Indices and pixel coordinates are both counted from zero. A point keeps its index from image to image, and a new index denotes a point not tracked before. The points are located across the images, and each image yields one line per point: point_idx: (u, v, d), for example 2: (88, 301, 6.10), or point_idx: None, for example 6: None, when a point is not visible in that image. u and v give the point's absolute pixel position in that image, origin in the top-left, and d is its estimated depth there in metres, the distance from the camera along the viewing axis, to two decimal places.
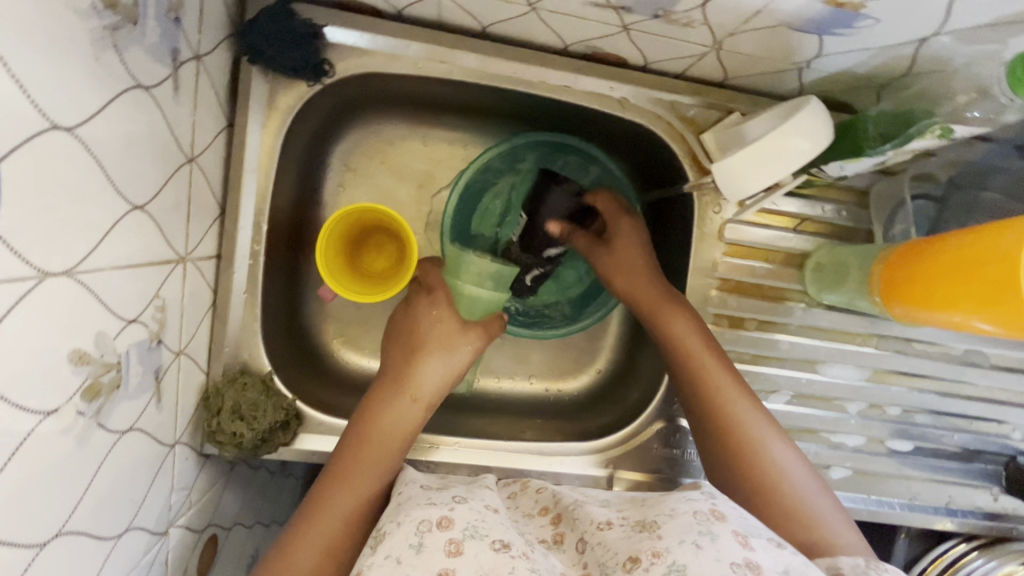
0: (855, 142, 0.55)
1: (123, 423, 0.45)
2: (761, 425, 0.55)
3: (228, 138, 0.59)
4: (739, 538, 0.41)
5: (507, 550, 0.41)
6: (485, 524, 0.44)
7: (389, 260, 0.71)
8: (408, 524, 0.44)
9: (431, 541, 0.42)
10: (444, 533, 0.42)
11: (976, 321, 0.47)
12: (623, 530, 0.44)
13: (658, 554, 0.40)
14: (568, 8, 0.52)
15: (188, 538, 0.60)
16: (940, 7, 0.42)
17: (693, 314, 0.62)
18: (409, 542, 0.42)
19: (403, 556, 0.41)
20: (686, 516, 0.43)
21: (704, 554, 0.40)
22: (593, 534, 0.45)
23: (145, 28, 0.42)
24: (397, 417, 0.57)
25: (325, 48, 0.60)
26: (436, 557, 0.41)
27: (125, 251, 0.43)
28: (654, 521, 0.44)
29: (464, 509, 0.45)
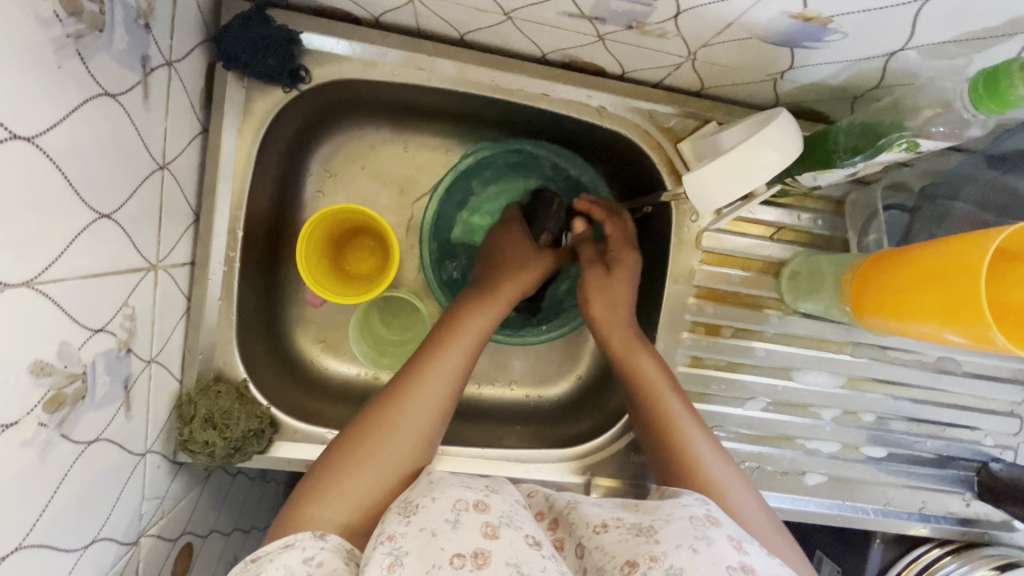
0: (830, 154, 0.56)
1: (89, 434, 0.45)
2: (716, 459, 0.55)
3: (203, 143, 0.59)
4: (733, 542, 0.42)
5: (539, 548, 0.42)
6: (518, 517, 0.45)
7: (361, 241, 0.72)
8: (443, 501, 0.44)
9: (468, 520, 0.43)
10: (480, 515, 0.43)
11: (946, 333, 0.47)
12: (620, 534, 0.45)
13: (656, 558, 0.41)
14: (544, 18, 0.52)
15: (161, 547, 0.59)
16: (904, 23, 0.42)
17: (655, 353, 0.62)
18: (444, 517, 0.43)
19: (439, 529, 0.42)
20: (683, 521, 0.44)
21: (700, 558, 0.40)
22: (590, 538, 0.46)
23: (112, 35, 0.42)
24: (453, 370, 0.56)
25: (302, 54, 0.59)
26: (472, 536, 0.41)
27: (90, 260, 0.42)
28: (652, 526, 0.44)
29: (499, 499, 0.47)
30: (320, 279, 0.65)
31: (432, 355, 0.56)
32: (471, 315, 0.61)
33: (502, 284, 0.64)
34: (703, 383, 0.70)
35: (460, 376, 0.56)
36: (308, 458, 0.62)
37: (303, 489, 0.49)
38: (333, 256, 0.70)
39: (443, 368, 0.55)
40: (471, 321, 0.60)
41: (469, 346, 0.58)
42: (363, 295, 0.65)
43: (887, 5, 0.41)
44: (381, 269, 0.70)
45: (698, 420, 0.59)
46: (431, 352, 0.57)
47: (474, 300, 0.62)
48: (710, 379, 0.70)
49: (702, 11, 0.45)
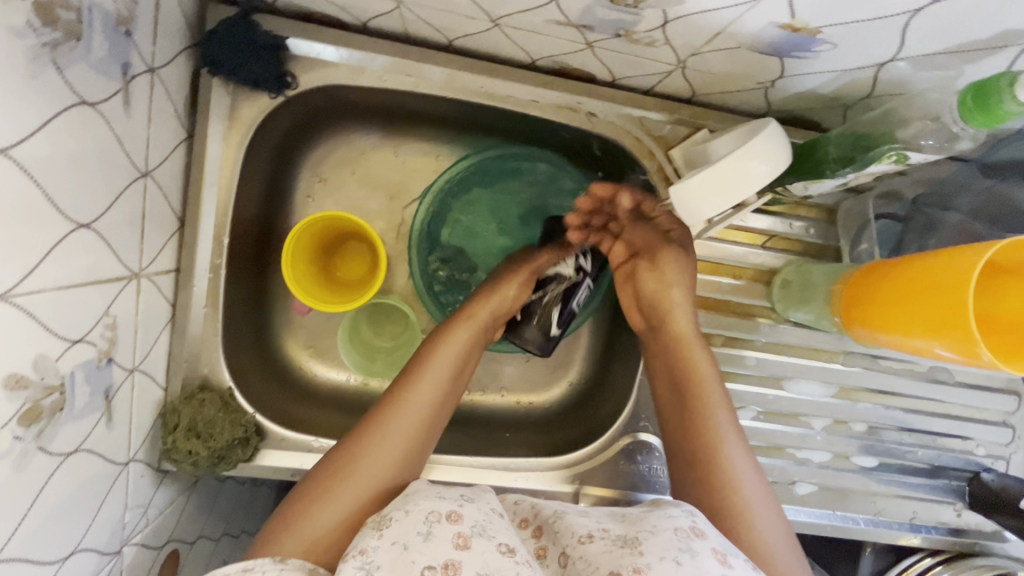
0: (821, 163, 0.55)
1: (68, 445, 0.44)
2: (750, 482, 0.52)
3: (188, 149, 0.58)
4: (718, 556, 0.42)
5: (512, 555, 0.42)
6: (492, 526, 0.44)
7: (349, 245, 0.71)
8: (416, 514, 0.44)
9: (440, 532, 0.42)
10: (453, 526, 0.43)
11: (936, 347, 0.46)
12: (605, 544, 0.44)
13: (638, 570, 0.40)
14: (532, 25, 0.51)
15: (145, 555, 0.59)
16: (892, 35, 0.42)
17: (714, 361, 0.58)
18: (416, 530, 0.42)
19: (410, 542, 0.41)
20: (667, 533, 0.44)
21: (684, 570, 0.40)
22: (575, 547, 0.46)
23: (91, 43, 0.41)
24: (428, 394, 0.56)
25: (288, 59, 0.59)
26: (444, 548, 0.41)
27: (68, 271, 0.42)
28: (636, 537, 0.44)
29: (473, 508, 0.46)
30: (304, 285, 0.64)
31: (409, 383, 0.57)
32: (448, 342, 0.60)
33: (479, 312, 0.64)
34: None
35: (435, 406, 0.56)
36: (295, 466, 0.61)
37: (279, 515, 0.49)
38: (323, 262, 0.69)
39: (419, 396, 0.56)
40: (447, 350, 0.60)
41: (445, 375, 0.58)
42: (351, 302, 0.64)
43: (877, 16, 0.40)
44: (371, 275, 0.70)
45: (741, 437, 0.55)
46: (409, 380, 0.57)
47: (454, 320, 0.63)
48: None
49: (689, 20, 0.45)
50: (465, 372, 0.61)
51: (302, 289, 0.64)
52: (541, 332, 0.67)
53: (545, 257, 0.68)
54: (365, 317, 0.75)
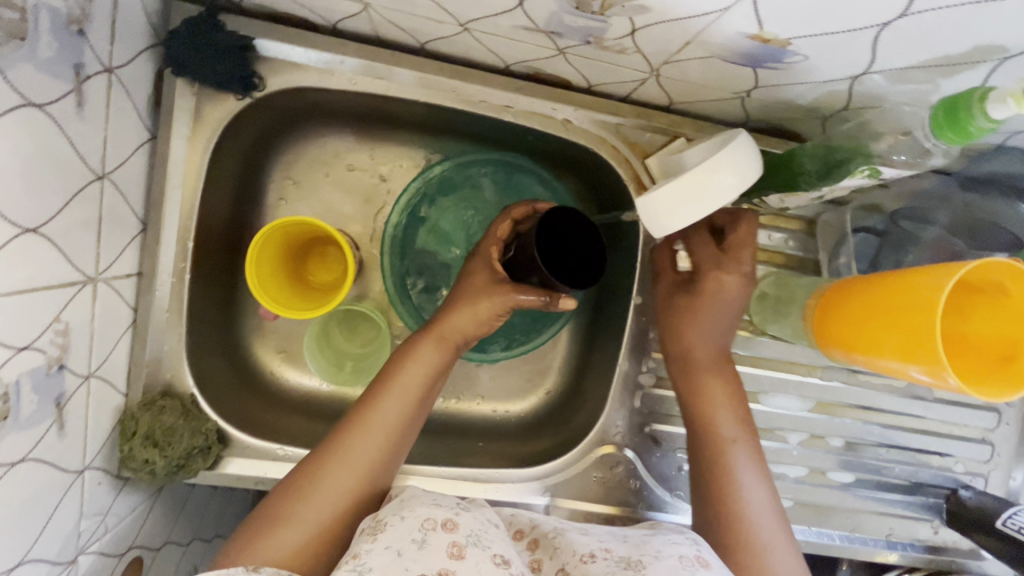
0: (796, 174, 0.54)
1: (13, 455, 0.43)
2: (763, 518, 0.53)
3: (152, 151, 0.57)
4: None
5: (507, 566, 0.42)
6: (488, 536, 0.44)
7: (323, 250, 0.70)
8: (412, 520, 0.44)
9: (434, 540, 0.42)
10: (447, 535, 0.42)
11: (911, 370, 0.44)
12: (607, 565, 0.43)
13: None
14: (500, 30, 0.50)
15: (103, 563, 0.58)
16: (864, 50, 0.41)
17: (743, 406, 0.59)
18: (411, 537, 0.42)
19: (404, 549, 0.41)
20: (671, 559, 0.43)
21: None
22: (575, 566, 0.44)
23: (37, 43, 0.40)
24: (396, 408, 0.55)
25: (256, 60, 0.58)
26: (438, 557, 0.40)
27: (13, 276, 0.41)
28: (640, 560, 0.43)
29: (469, 517, 0.46)
30: (274, 291, 0.63)
31: (376, 398, 0.55)
32: (419, 352, 0.58)
33: (452, 332, 0.58)
34: (667, 404, 0.68)
35: (404, 418, 0.55)
36: (258, 474, 0.60)
37: (243, 532, 0.49)
38: (294, 266, 0.68)
39: (387, 410, 0.55)
40: (418, 362, 0.57)
41: (415, 388, 0.56)
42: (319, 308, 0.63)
43: (847, 29, 0.38)
44: (343, 279, 0.69)
45: (760, 464, 0.56)
46: (375, 394, 0.56)
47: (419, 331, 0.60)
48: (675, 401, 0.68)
49: (657, 29, 0.43)
50: (438, 384, 0.59)
51: (271, 294, 0.63)
52: None
53: (529, 298, 0.55)
54: (338, 322, 0.74)
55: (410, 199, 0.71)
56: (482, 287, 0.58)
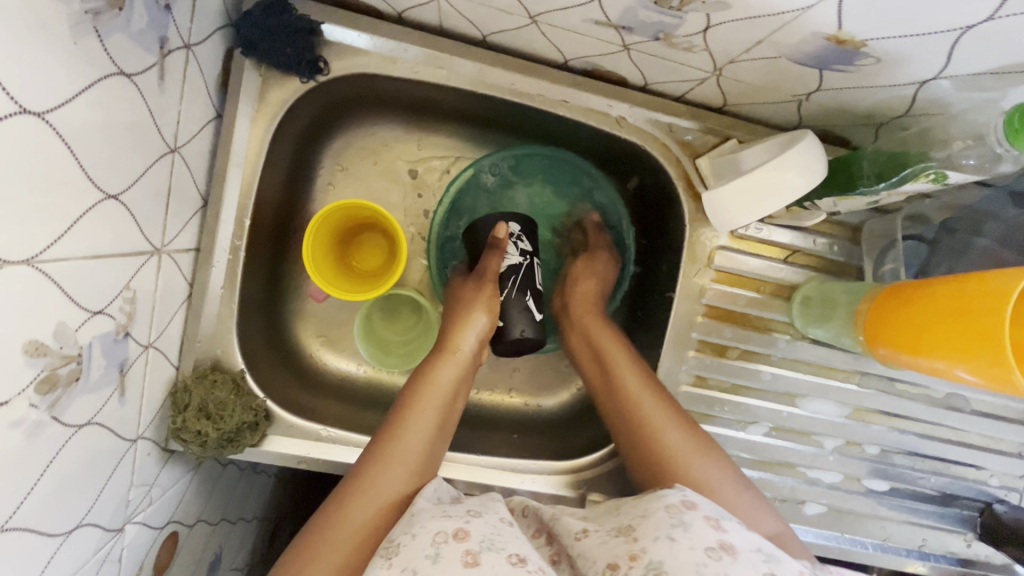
0: (853, 178, 0.56)
1: (81, 417, 0.44)
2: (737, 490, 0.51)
3: (216, 129, 0.58)
4: (711, 522, 0.40)
5: (523, 565, 0.39)
6: (501, 538, 0.41)
7: (362, 237, 0.71)
8: (423, 536, 0.41)
9: (448, 552, 0.39)
10: (460, 544, 0.40)
11: (959, 371, 0.46)
12: (601, 536, 0.43)
13: (635, 557, 0.39)
14: (570, 24, 0.51)
15: (146, 535, 0.58)
16: (939, 53, 0.41)
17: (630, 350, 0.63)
18: (425, 553, 0.40)
19: (419, 567, 0.39)
20: (659, 512, 0.42)
21: (679, 545, 0.38)
22: (572, 546, 0.44)
23: (131, 14, 0.41)
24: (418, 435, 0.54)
25: (322, 45, 0.59)
26: (452, 567, 0.38)
27: (94, 241, 0.42)
28: (630, 524, 0.42)
29: (480, 522, 0.43)
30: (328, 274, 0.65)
31: (399, 428, 0.54)
32: (443, 363, 0.61)
33: (460, 343, 0.63)
34: (707, 404, 0.68)
35: (429, 445, 0.55)
36: (300, 453, 0.61)
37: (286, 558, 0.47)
38: (340, 252, 0.69)
39: (421, 418, 0.56)
40: (442, 370, 0.60)
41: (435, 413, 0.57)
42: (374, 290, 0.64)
43: (928, 31, 0.39)
44: (389, 262, 0.70)
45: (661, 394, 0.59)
46: (409, 410, 0.56)
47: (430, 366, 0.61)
48: (713, 401, 0.68)
49: (732, 27, 0.44)
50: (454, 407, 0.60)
51: (324, 277, 0.64)
52: (527, 322, 0.63)
53: (490, 263, 0.64)
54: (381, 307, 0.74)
55: (461, 185, 0.72)
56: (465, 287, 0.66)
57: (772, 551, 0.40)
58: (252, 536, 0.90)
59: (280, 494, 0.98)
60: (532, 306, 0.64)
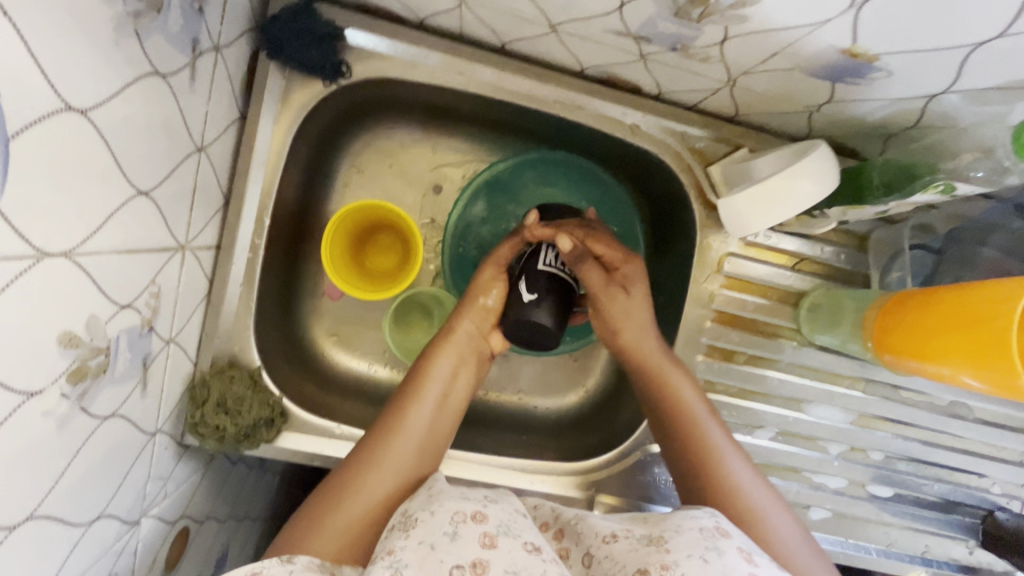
0: (863, 189, 0.57)
1: (106, 408, 0.45)
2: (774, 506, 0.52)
3: (239, 130, 0.59)
4: (744, 554, 0.39)
5: (538, 553, 0.40)
6: (517, 525, 0.42)
7: (376, 237, 0.72)
8: (442, 514, 0.42)
9: (465, 531, 0.40)
10: (478, 525, 0.40)
11: (964, 377, 0.47)
12: (630, 543, 0.42)
13: (667, 566, 0.38)
14: (589, 33, 0.53)
15: (160, 529, 0.59)
16: (949, 68, 0.43)
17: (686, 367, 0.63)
18: (442, 530, 0.40)
19: (437, 542, 0.39)
20: (692, 532, 0.41)
21: (711, 568, 0.37)
22: (599, 547, 0.43)
23: (168, 16, 0.42)
24: (422, 419, 0.55)
25: (344, 49, 0.60)
26: (470, 547, 0.38)
27: (126, 236, 0.43)
28: (662, 536, 0.41)
29: (497, 508, 0.44)
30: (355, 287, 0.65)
31: (403, 409, 0.55)
32: (443, 346, 0.61)
33: (460, 328, 0.63)
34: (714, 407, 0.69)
35: (433, 428, 0.56)
36: (314, 450, 0.62)
37: (295, 524, 0.49)
38: (355, 251, 0.70)
39: (426, 401, 0.56)
40: (444, 356, 0.60)
41: (439, 397, 0.58)
42: (395, 288, 0.66)
43: (939, 47, 0.40)
44: (404, 260, 0.71)
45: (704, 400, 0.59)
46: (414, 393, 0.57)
47: (434, 346, 0.62)
48: (721, 405, 0.69)
49: (748, 40, 0.46)
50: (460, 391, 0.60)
51: (343, 278, 0.65)
52: (523, 310, 0.58)
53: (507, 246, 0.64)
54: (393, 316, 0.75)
55: (475, 189, 0.74)
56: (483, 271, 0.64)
57: None
58: (258, 535, 0.90)
59: (285, 494, 0.99)
60: (523, 288, 0.59)
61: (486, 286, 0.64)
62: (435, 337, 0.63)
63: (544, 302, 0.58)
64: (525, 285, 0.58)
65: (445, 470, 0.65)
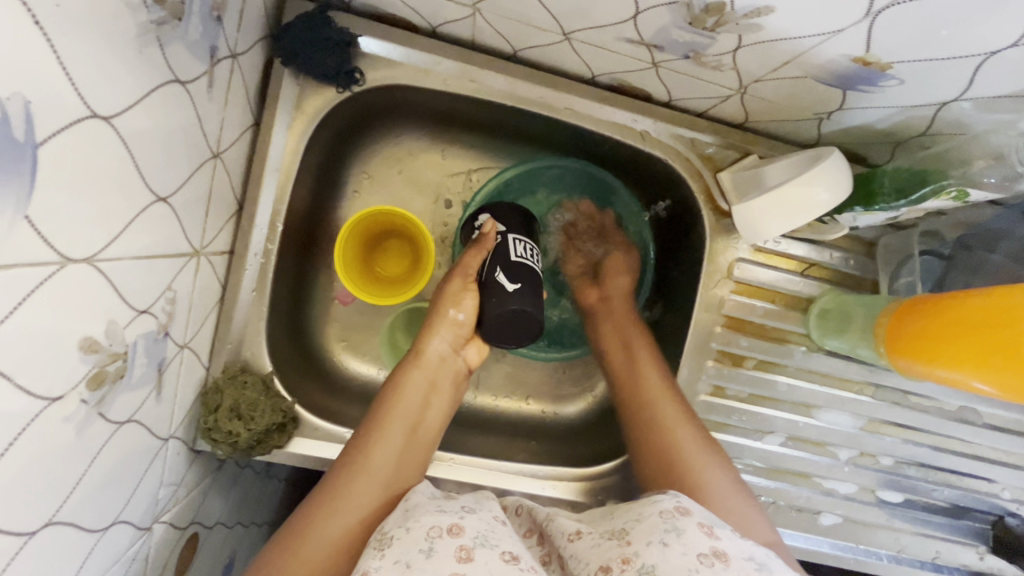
0: (872, 195, 0.57)
1: (123, 414, 0.45)
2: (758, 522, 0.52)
3: (253, 136, 0.60)
4: (704, 529, 0.40)
5: (516, 562, 0.39)
6: (495, 534, 0.41)
7: (383, 243, 0.72)
8: (418, 530, 0.41)
9: (441, 547, 0.39)
10: (454, 539, 0.40)
11: (975, 382, 0.48)
12: (593, 539, 0.43)
13: (627, 560, 0.38)
14: (602, 41, 0.53)
15: (171, 534, 0.59)
16: (961, 77, 0.43)
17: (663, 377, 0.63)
18: (419, 547, 0.39)
19: (413, 560, 0.38)
20: (652, 517, 0.41)
21: (671, 550, 0.38)
22: (566, 547, 0.44)
23: (189, 25, 0.43)
24: (390, 445, 0.55)
25: (357, 57, 0.61)
26: (447, 562, 0.38)
27: (145, 242, 0.43)
28: (623, 528, 0.42)
29: (474, 519, 0.43)
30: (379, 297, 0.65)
31: (370, 437, 0.55)
32: (410, 370, 0.61)
33: (428, 348, 0.62)
34: (724, 413, 0.69)
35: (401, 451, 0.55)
36: (326, 456, 0.62)
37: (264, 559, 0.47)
38: (365, 257, 0.70)
39: (397, 425, 0.56)
40: (413, 379, 0.60)
41: (410, 421, 0.57)
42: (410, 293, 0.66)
43: (952, 56, 0.41)
44: (413, 264, 0.71)
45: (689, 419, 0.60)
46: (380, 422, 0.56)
47: (401, 371, 0.61)
48: (732, 410, 0.69)
49: (762, 48, 0.46)
50: (431, 412, 0.60)
51: (355, 285, 0.65)
52: (501, 300, 0.58)
53: (472, 260, 0.63)
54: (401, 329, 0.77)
55: (486, 196, 0.74)
56: (448, 291, 0.64)
57: (764, 562, 0.39)
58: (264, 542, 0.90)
59: (291, 500, 0.98)
60: (502, 280, 0.59)
61: (455, 304, 0.64)
62: (401, 361, 0.62)
63: (526, 292, 0.59)
64: (501, 277, 0.59)
65: (453, 476, 0.65)
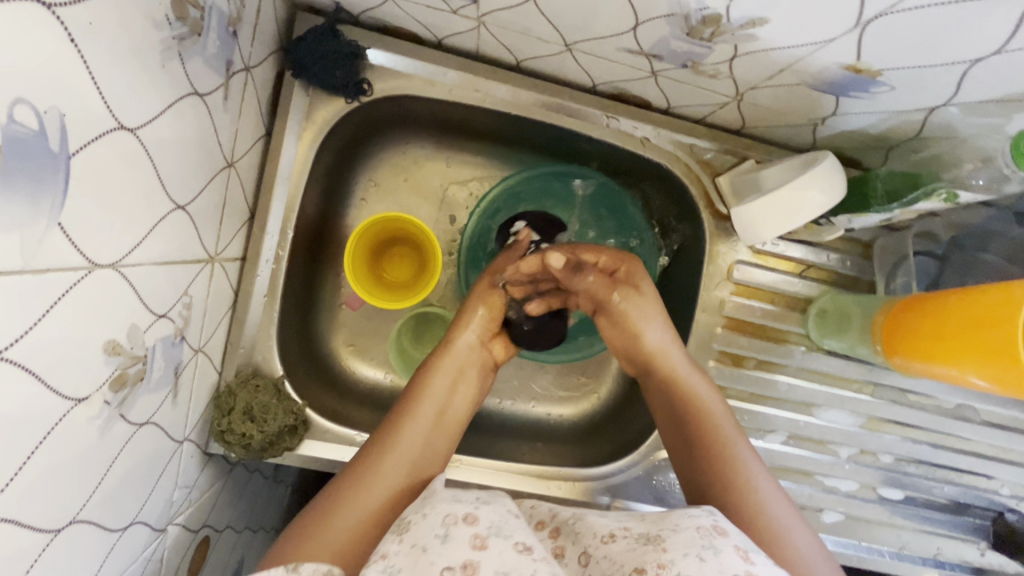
0: (867, 198, 0.60)
1: (142, 416, 0.46)
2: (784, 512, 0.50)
3: (264, 146, 0.61)
4: (740, 552, 0.39)
5: (530, 553, 0.39)
6: (509, 525, 0.42)
7: (391, 250, 0.73)
8: (435, 516, 0.42)
9: (457, 533, 0.40)
10: (469, 527, 0.41)
11: (971, 377, 0.49)
12: (628, 542, 0.42)
13: (663, 566, 0.38)
14: (602, 52, 0.55)
15: (184, 537, 0.60)
16: (949, 82, 0.45)
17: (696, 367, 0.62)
18: (435, 532, 0.40)
19: (428, 544, 0.40)
20: (688, 531, 0.41)
21: (708, 567, 0.38)
22: (597, 547, 0.43)
23: (207, 40, 0.44)
24: (420, 430, 0.55)
25: (365, 68, 0.63)
26: (461, 549, 0.39)
27: (164, 248, 0.44)
28: (659, 534, 0.42)
29: (490, 509, 0.44)
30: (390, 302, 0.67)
31: (403, 420, 0.56)
32: (444, 358, 0.63)
33: (461, 338, 0.65)
34: None
35: (430, 436, 0.56)
36: (336, 458, 0.63)
37: (292, 531, 0.48)
38: (373, 264, 0.72)
39: (426, 410, 0.57)
40: (445, 365, 0.62)
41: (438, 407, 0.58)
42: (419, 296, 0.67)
43: (939, 63, 0.43)
44: (421, 269, 0.73)
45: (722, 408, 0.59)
46: (412, 406, 0.57)
47: (434, 358, 0.63)
48: (734, 410, 0.70)
49: (757, 57, 0.48)
50: (460, 399, 0.61)
51: (364, 290, 0.67)
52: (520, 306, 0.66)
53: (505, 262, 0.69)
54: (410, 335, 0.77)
55: (494, 200, 0.76)
56: (482, 287, 0.68)
57: None
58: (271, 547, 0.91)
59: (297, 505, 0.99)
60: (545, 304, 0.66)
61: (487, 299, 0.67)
62: (434, 350, 0.64)
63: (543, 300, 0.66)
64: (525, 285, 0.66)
65: (459, 476, 0.66)
